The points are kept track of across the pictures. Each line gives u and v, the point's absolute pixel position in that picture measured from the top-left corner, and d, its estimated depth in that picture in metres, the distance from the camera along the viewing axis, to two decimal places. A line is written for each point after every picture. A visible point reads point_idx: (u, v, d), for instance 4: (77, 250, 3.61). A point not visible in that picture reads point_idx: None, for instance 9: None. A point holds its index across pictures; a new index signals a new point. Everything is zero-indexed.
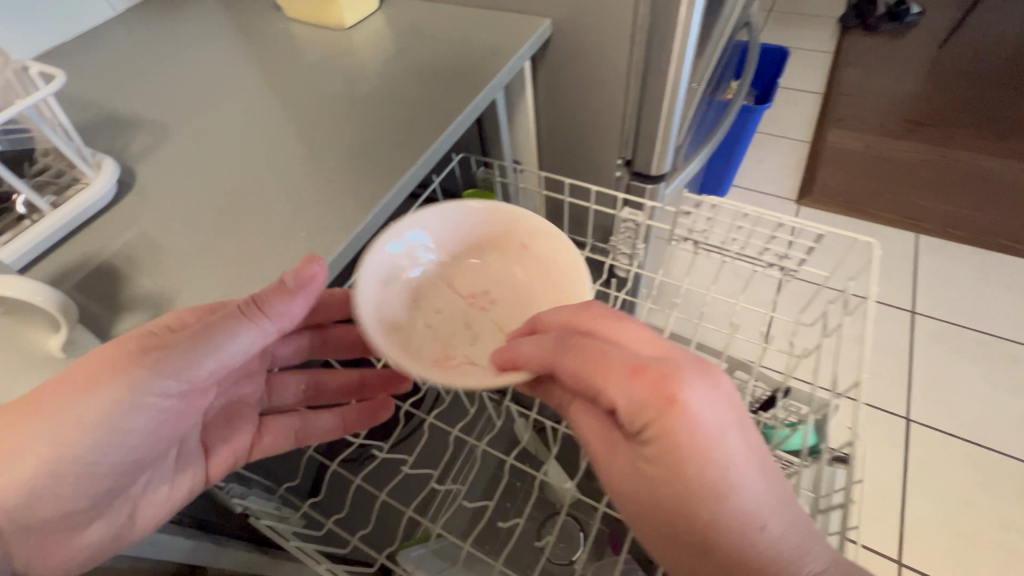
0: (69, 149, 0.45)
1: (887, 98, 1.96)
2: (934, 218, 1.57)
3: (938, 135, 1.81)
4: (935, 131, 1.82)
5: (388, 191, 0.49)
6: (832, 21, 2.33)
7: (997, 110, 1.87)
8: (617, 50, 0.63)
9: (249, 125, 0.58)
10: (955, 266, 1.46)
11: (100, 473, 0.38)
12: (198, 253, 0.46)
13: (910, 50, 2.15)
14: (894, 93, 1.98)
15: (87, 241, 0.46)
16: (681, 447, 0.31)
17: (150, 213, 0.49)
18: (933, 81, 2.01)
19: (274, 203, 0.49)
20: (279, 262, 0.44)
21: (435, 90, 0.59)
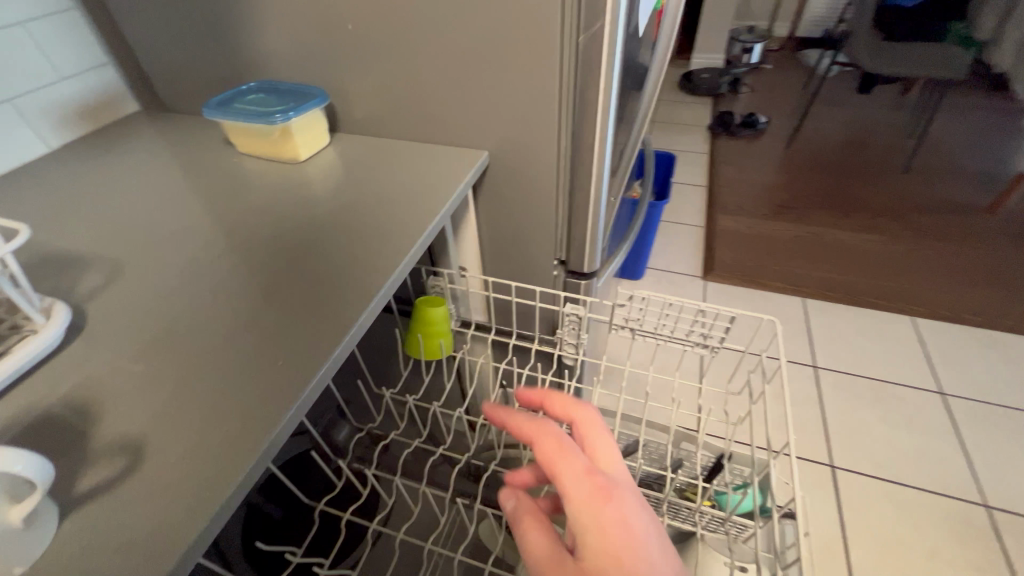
0: (20, 298, 0.44)
1: (756, 188, 2.35)
2: (812, 283, 1.84)
3: (800, 215, 2.19)
4: (797, 212, 2.20)
5: (358, 312, 0.52)
6: (702, 128, 2.82)
7: (839, 193, 2.31)
8: (546, 174, 0.74)
9: (205, 257, 0.59)
10: (838, 322, 1.71)
11: None
12: (161, 394, 0.44)
13: (764, 149, 2.63)
14: (760, 183, 2.38)
15: (29, 394, 0.44)
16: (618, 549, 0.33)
17: (105, 357, 0.47)
18: (786, 173, 2.46)
19: (242, 335, 0.49)
20: (251, 391, 0.44)
21: (391, 217, 0.64)
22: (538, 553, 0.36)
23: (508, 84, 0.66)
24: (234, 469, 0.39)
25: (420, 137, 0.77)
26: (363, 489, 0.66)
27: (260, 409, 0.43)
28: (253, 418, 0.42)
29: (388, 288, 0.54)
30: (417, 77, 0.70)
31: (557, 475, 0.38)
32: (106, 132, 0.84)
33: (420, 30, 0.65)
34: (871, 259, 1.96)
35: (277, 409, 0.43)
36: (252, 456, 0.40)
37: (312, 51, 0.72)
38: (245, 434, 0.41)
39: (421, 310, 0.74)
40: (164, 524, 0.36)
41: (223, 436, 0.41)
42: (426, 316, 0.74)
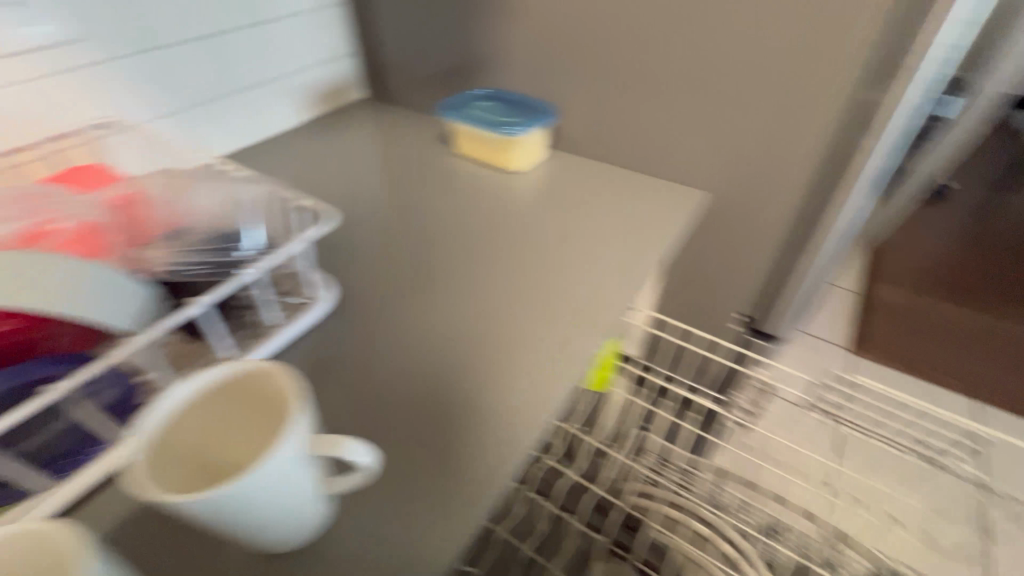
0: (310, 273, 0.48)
1: (933, 262, 2.05)
2: (995, 389, 1.56)
3: (987, 304, 1.87)
4: (984, 300, 1.88)
5: (583, 340, 0.51)
6: None
7: None
8: (769, 227, 0.69)
9: (433, 249, 0.63)
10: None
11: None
12: (411, 386, 0.47)
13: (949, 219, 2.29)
14: (939, 257, 2.08)
15: (303, 358, 0.48)
16: None
17: (360, 337, 0.51)
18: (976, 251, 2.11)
19: (476, 338, 0.51)
20: (485, 398, 0.46)
21: (610, 245, 0.63)
22: None
23: (759, 129, 0.63)
24: (473, 478, 0.40)
25: (635, 166, 0.76)
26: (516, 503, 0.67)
27: (494, 421, 0.44)
28: (498, 436, 0.43)
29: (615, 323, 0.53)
30: (655, 108, 0.69)
31: None
32: (341, 114, 0.93)
33: (677, 63, 0.64)
34: None
35: (520, 430, 0.43)
36: (500, 477, 0.40)
37: (554, 69, 0.74)
38: (482, 445, 0.42)
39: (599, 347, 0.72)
40: (427, 529, 0.38)
41: (470, 446, 0.42)
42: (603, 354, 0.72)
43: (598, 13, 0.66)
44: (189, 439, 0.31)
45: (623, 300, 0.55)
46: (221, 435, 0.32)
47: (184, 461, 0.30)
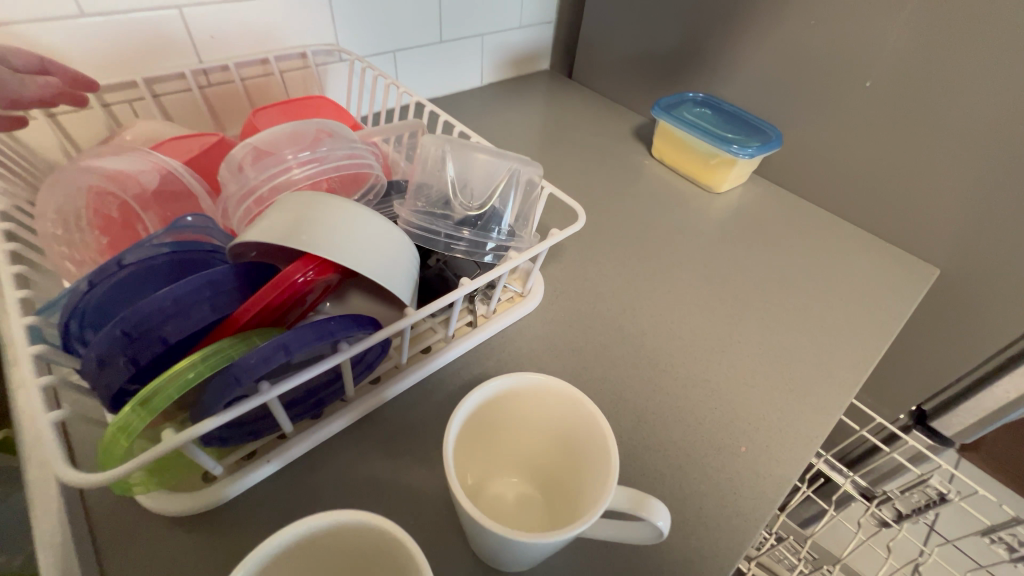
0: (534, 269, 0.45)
1: None
2: None
3: None
4: None
5: (810, 401, 0.44)
6: None
7: None
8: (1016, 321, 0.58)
9: (630, 253, 0.58)
10: None
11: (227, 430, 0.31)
12: (624, 408, 0.42)
13: None
14: None
15: (512, 349, 0.44)
16: None
17: (566, 340, 0.46)
18: None
19: (687, 366, 0.46)
20: (696, 435, 0.40)
21: (835, 297, 0.55)
22: None
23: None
24: (684, 527, 0.35)
25: (854, 214, 0.67)
26: None
27: (708, 467, 0.38)
28: (726, 493, 0.37)
29: (855, 394, 0.45)
30: (906, 156, 0.60)
31: None
32: (523, 85, 0.89)
33: (957, 112, 0.55)
34: None
35: (756, 499, 0.37)
36: (736, 551, 0.34)
37: (788, 86, 0.66)
38: (695, 494, 0.37)
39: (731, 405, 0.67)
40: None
41: (696, 500, 0.37)
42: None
43: (871, 37, 0.57)
44: (470, 441, 0.29)
45: (860, 367, 0.47)
46: (496, 437, 0.31)
47: (466, 454, 0.30)
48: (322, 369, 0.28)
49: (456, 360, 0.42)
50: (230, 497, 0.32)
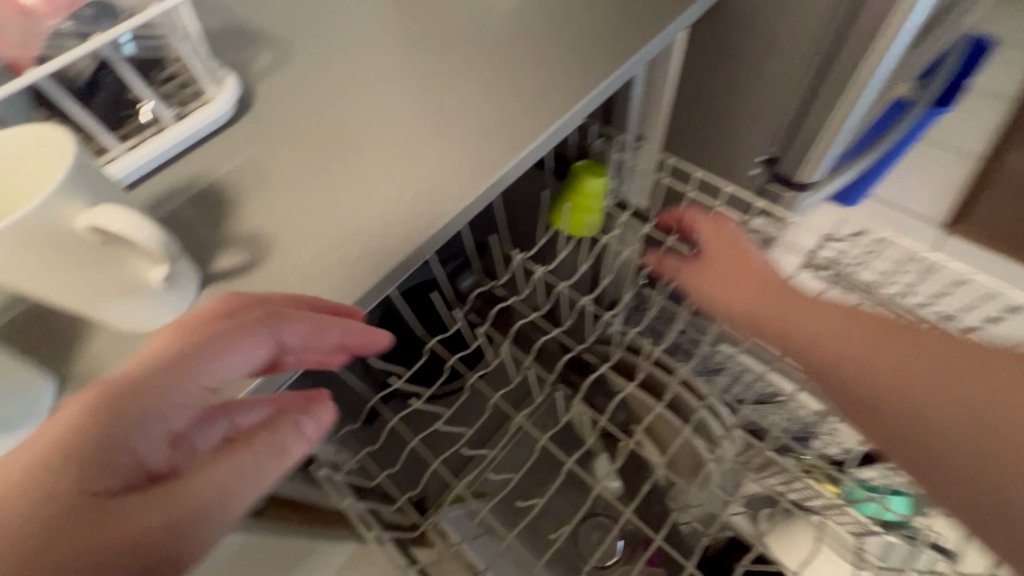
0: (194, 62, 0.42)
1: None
2: None
3: None
4: None
5: (502, 161, 0.42)
6: None
7: None
8: (816, 24, 0.51)
9: (362, 47, 0.52)
10: None
11: None
12: (304, 184, 0.42)
13: None
14: None
15: (206, 155, 0.44)
16: (747, 262, 0.46)
17: (267, 134, 0.45)
18: None
19: (385, 149, 0.43)
20: (374, 213, 0.40)
21: (583, 38, 0.50)
22: (731, 272, 0.46)
23: None
24: (339, 291, 0.37)
25: None
26: (452, 324, 0.63)
27: (377, 235, 0.39)
28: (385, 238, 0.39)
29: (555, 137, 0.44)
30: None
31: (746, 262, 0.46)
32: None
33: None
34: None
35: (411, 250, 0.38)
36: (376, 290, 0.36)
37: None
38: (361, 257, 0.38)
39: (570, 187, 0.62)
40: None
41: (352, 248, 0.38)
42: (581, 191, 0.61)
43: None
44: None
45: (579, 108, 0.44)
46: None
47: None
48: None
49: (145, 199, 0.42)
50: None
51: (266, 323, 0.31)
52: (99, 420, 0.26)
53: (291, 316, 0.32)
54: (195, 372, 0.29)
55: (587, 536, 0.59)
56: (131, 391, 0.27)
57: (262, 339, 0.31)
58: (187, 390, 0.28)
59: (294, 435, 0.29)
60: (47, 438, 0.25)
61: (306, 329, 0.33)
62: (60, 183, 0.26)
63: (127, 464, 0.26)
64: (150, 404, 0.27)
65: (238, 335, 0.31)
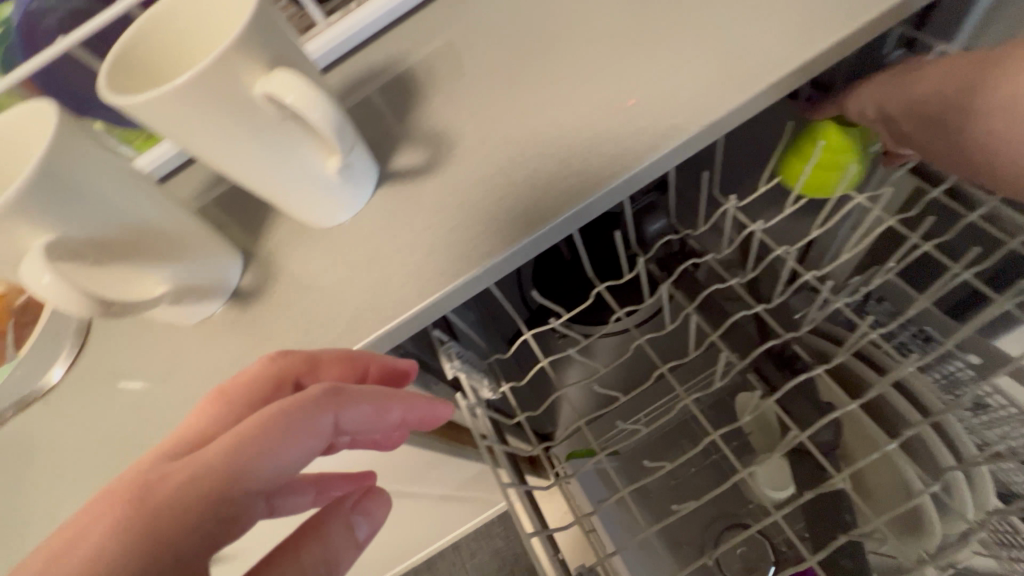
0: None
1: None
2: None
3: None
4: None
5: (776, 69, 0.29)
6: None
7: None
8: None
9: None
10: None
11: (82, 90, 0.34)
12: (499, 79, 0.34)
13: None
14: None
15: (403, 38, 0.39)
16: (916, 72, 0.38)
17: (468, 15, 0.38)
18: None
19: (606, 40, 0.33)
20: (579, 124, 0.31)
21: None
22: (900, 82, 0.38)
23: None
24: (524, 217, 0.30)
25: None
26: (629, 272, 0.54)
27: (579, 154, 0.30)
28: (586, 160, 0.30)
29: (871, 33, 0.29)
30: None
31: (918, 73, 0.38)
32: None
33: None
34: None
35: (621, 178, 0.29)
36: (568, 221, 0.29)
37: None
38: (555, 177, 0.30)
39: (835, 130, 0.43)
40: (469, 268, 0.30)
41: (544, 167, 0.30)
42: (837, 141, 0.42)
43: None
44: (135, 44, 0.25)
45: None
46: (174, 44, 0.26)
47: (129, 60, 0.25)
48: (105, 16, 0.29)
49: (342, 83, 0.39)
50: (167, 175, 0.37)
51: (330, 409, 0.24)
52: (130, 547, 0.19)
53: (357, 396, 0.25)
54: (251, 482, 0.21)
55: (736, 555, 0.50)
56: (175, 510, 0.20)
57: (325, 433, 0.24)
58: (240, 513, 0.21)
59: (349, 546, 0.25)
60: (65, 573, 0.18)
61: (371, 410, 0.26)
62: (241, 34, 0.21)
63: None
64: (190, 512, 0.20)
65: (294, 424, 0.22)
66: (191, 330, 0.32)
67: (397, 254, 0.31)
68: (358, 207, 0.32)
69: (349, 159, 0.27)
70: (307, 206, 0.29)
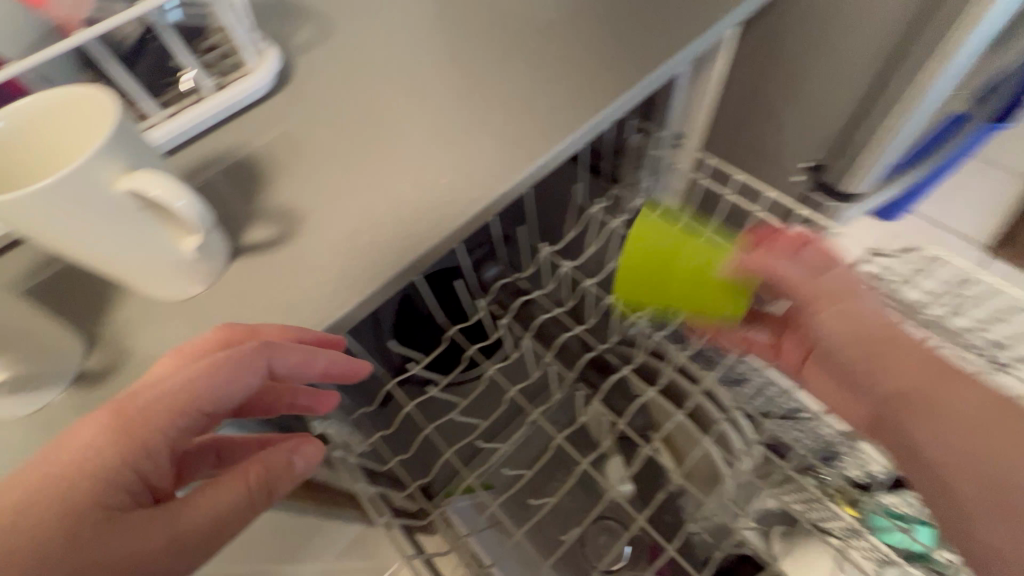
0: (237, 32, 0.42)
1: None
2: None
3: None
4: None
5: (541, 152, 0.41)
6: None
7: None
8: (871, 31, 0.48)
9: (401, 28, 0.51)
10: None
11: None
12: (337, 163, 0.41)
13: None
14: None
15: (242, 128, 0.44)
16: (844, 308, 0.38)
17: (304, 111, 0.45)
18: None
19: (421, 132, 0.42)
20: (407, 196, 0.39)
21: (633, 28, 0.47)
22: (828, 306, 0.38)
23: None
24: (368, 273, 0.36)
25: None
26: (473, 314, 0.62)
27: (410, 219, 0.38)
28: (415, 227, 0.38)
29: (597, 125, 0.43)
30: None
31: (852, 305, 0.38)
32: None
33: None
34: None
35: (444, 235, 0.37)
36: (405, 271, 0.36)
37: None
38: (392, 239, 0.37)
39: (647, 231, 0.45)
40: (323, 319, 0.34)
41: (382, 233, 0.38)
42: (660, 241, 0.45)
43: None
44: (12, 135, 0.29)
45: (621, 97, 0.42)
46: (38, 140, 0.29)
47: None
48: None
49: (181, 169, 0.42)
50: None
51: (260, 358, 0.30)
52: (107, 443, 0.27)
53: (285, 346, 0.31)
54: (194, 405, 0.28)
55: (595, 541, 0.58)
56: (134, 421, 0.27)
57: (255, 375, 0.30)
58: (182, 425, 0.28)
59: (281, 473, 0.31)
60: (63, 457, 0.27)
61: (299, 359, 0.31)
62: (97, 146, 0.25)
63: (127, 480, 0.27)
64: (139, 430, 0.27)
65: (232, 368, 0.29)
66: (22, 421, 0.31)
67: (254, 316, 0.34)
68: (212, 280, 0.35)
69: (207, 240, 0.31)
70: (154, 279, 0.32)
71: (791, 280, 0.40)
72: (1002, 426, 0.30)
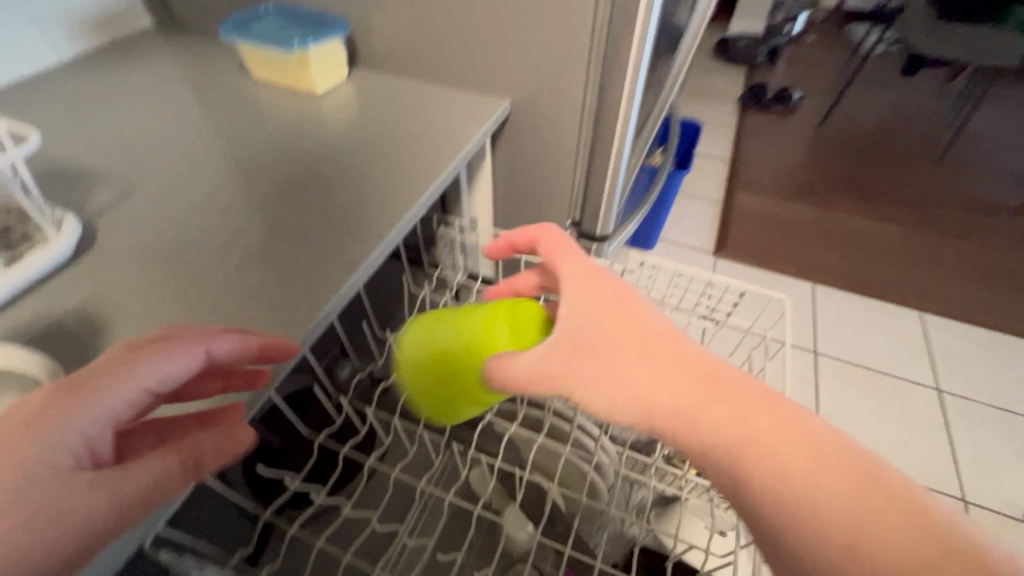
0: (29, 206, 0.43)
1: (786, 153, 2.09)
2: (851, 275, 1.60)
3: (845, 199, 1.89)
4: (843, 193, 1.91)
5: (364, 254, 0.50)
6: (738, 82, 2.48)
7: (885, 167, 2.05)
8: (572, 130, 0.71)
9: (208, 180, 0.56)
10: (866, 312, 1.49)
11: None
12: (172, 309, 0.44)
13: (808, 121, 2.28)
14: (797, 155, 2.08)
15: (50, 297, 0.43)
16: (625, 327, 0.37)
17: (121, 267, 0.46)
18: (830, 147, 2.13)
19: (252, 261, 0.48)
20: (251, 317, 0.43)
21: (411, 150, 0.62)
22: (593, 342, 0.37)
23: (542, 29, 0.62)
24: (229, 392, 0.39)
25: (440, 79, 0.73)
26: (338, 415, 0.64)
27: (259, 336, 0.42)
28: (266, 340, 0.42)
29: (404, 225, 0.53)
30: (447, 24, 0.67)
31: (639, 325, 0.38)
32: (110, 58, 0.81)
33: None
34: (908, 244, 1.73)
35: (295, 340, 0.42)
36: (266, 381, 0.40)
37: None
38: None
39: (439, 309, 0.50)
40: None
41: None
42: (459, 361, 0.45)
43: None
44: None
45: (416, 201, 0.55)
46: None
47: None
48: None
49: None
50: None
51: (199, 342, 0.33)
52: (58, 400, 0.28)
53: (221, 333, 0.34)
54: (139, 378, 0.30)
55: None
56: (84, 388, 0.29)
57: (194, 356, 0.32)
58: (129, 398, 0.30)
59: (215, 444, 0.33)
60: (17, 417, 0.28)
61: (234, 343, 0.34)
62: None
63: (70, 446, 0.28)
64: (93, 393, 0.29)
65: (175, 348, 0.32)
66: None
67: None
68: None
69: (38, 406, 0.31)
70: None
71: (573, 310, 0.39)
72: (773, 410, 0.32)
